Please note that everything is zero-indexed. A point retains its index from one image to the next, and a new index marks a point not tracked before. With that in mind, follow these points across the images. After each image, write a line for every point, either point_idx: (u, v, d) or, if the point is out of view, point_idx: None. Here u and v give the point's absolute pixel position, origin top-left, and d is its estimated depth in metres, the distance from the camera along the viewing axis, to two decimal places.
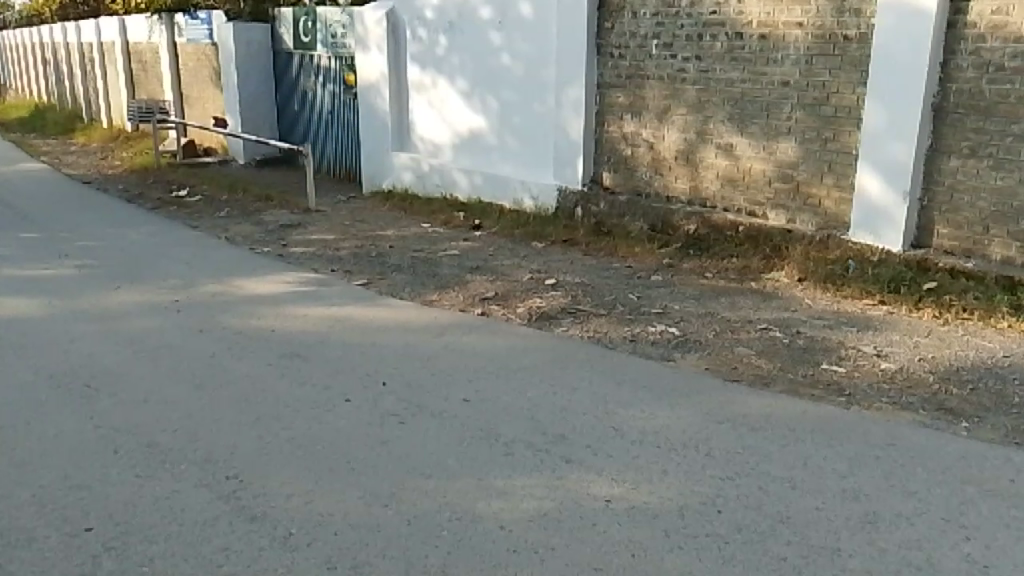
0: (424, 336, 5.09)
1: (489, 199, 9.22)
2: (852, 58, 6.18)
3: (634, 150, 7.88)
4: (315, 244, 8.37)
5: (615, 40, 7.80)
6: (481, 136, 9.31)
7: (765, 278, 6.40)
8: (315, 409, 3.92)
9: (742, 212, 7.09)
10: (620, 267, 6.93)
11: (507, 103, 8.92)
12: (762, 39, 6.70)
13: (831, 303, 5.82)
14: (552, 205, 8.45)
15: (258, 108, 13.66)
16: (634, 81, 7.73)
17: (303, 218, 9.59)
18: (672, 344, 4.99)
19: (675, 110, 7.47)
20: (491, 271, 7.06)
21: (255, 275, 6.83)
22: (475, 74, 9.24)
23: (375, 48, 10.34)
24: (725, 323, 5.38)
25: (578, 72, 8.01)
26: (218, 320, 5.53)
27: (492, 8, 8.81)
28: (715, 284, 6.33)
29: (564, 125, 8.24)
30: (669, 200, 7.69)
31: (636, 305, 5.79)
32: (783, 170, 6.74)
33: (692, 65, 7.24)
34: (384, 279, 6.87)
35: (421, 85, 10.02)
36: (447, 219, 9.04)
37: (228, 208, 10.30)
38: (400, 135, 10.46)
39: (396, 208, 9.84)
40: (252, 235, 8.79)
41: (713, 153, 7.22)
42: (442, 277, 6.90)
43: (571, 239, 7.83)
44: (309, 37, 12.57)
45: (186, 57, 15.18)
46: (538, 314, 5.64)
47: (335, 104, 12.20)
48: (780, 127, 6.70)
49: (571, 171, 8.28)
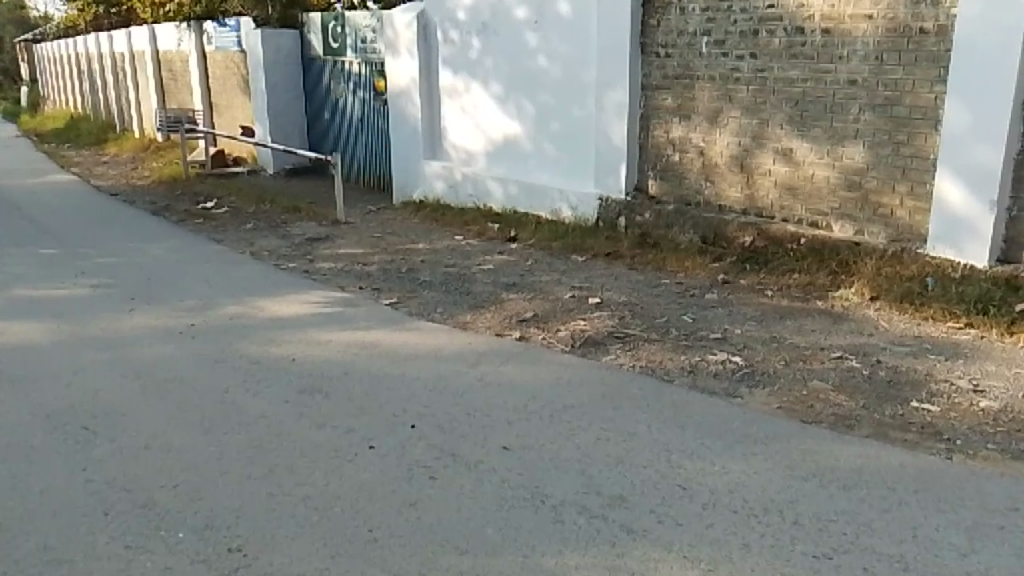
0: (458, 366, 4.60)
1: (526, 209, 8.73)
2: (929, 53, 5.57)
3: (683, 156, 7.33)
4: (343, 258, 7.94)
5: (661, 38, 7.26)
6: (517, 143, 8.83)
7: (833, 297, 5.83)
8: (334, 458, 3.45)
9: (802, 223, 6.50)
10: (670, 284, 6.40)
11: (544, 108, 8.43)
12: (826, 33, 6.12)
13: (911, 326, 5.23)
14: (593, 215, 7.93)
15: (287, 116, 13.33)
16: (682, 83, 7.19)
17: (331, 230, 9.19)
18: (736, 377, 4.45)
19: (727, 113, 6.90)
20: (529, 287, 6.55)
21: (278, 294, 6.40)
22: (510, 77, 8.76)
23: (406, 52, 9.92)
24: (794, 351, 4.81)
25: (620, 73, 7.48)
26: (236, 346, 5.10)
27: (528, 8, 8.33)
28: (777, 303, 5.78)
29: (605, 130, 7.72)
30: (721, 209, 7.11)
31: (692, 329, 5.25)
32: (850, 177, 6.15)
33: (746, 63, 6.67)
34: (414, 298, 6.40)
35: (453, 90, 9.56)
36: (482, 231, 8.56)
37: (254, 220, 9.94)
38: (432, 142, 10.01)
39: (429, 219, 9.39)
40: (278, 250, 8.39)
41: (770, 159, 6.64)
42: (476, 295, 6.42)
43: (614, 252, 7.30)
44: (338, 43, 12.20)
45: (215, 65, 14.93)
46: (582, 339, 5.12)
47: (365, 111, 11.81)
48: (845, 130, 6.10)
49: (613, 179, 7.75)
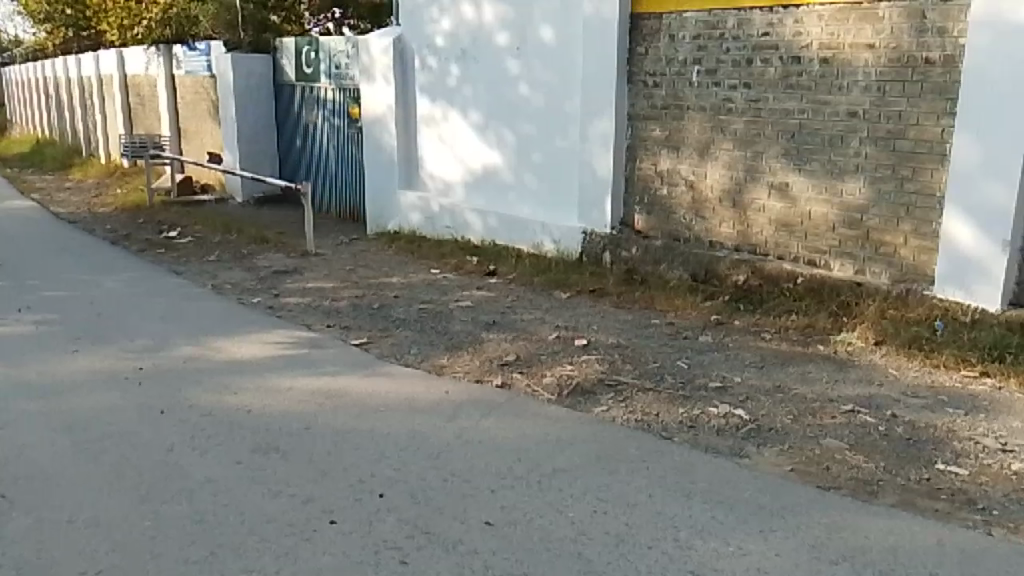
0: (434, 420, 4.14)
1: (506, 242, 8.33)
2: (935, 84, 5.27)
3: (671, 189, 6.98)
4: (311, 293, 7.47)
5: (650, 67, 6.94)
6: (497, 174, 8.45)
7: (834, 341, 5.46)
8: (289, 537, 2.98)
9: (799, 261, 6.16)
10: (660, 325, 6.00)
11: (526, 137, 8.07)
12: (824, 63, 5.81)
13: (922, 374, 4.86)
14: (577, 250, 7.55)
15: (258, 142, 12.88)
16: (672, 113, 6.86)
17: (300, 263, 8.72)
18: (741, 433, 4.04)
19: (719, 145, 6.57)
20: (509, 327, 6.12)
21: (238, 333, 5.91)
22: (490, 105, 8.41)
23: (381, 78, 9.54)
24: (801, 404, 4.42)
25: (606, 102, 7.15)
26: (187, 394, 4.61)
27: (510, 33, 8.00)
28: (777, 348, 5.40)
29: (590, 161, 7.36)
30: (712, 245, 6.75)
31: (688, 376, 4.85)
32: (850, 213, 5.82)
33: (740, 93, 6.35)
34: (387, 339, 5.95)
35: (430, 118, 9.18)
36: (459, 265, 8.13)
37: (219, 250, 9.45)
38: (408, 172, 9.61)
39: (403, 252, 8.96)
40: (242, 284, 7.90)
41: (765, 193, 6.30)
42: (453, 335, 5.97)
43: (599, 289, 6.91)
44: (312, 68, 11.81)
45: (185, 89, 14.46)
46: (570, 387, 4.68)
47: (339, 138, 11.40)
48: (846, 164, 5.79)
49: (598, 213, 7.38)
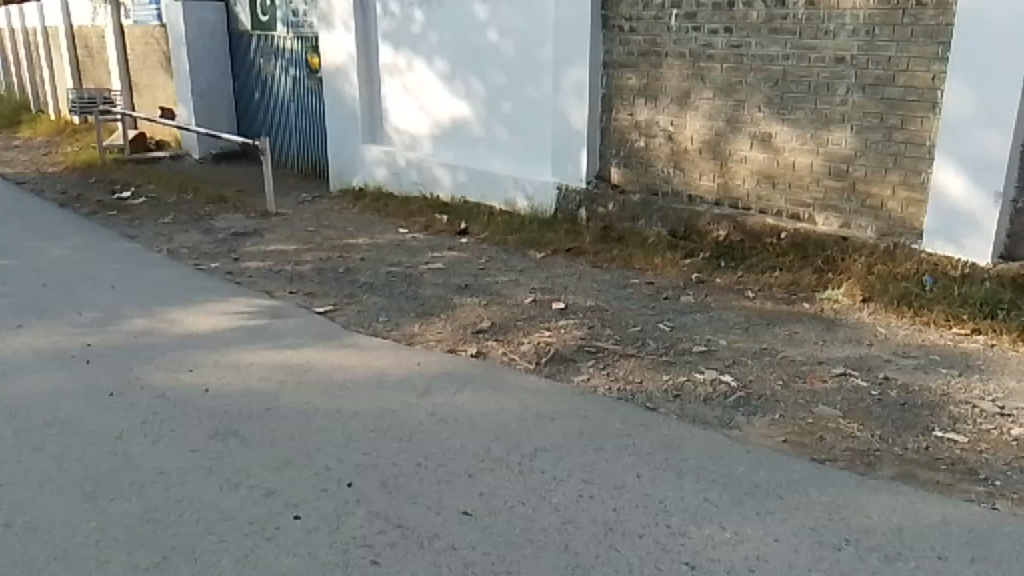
0: (405, 396, 3.88)
1: (477, 199, 8.01)
2: (927, 27, 5.00)
3: (649, 141, 6.68)
4: (273, 256, 7.12)
5: (625, 11, 6.59)
6: (466, 126, 8.08)
7: (820, 299, 5.27)
8: (248, 537, 2.73)
9: (782, 215, 5.93)
10: (640, 285, 5.76)
11: (495, 88, 7.69)
12: (810, 6, 5.51)
13: (912, 333, 4.69)
14: (551, 206, 7.26)
15: (214, 96, 12.30)
16: (649, 60, 6.53)
17: (261, 224, 8.33)
18: (730, 402, 3.83)
19: (699, 94, 6.27)
20: (482, 290, 5.85)
21: (194, 303, 5.58)
22: (457, 54, 7.99)
23: (341, 25, 9.05)
24: (790, 367, 4.22)
25: (580, 49, 6.79)
26: (138, 373, 4.30)
27: None
28: (762, 307, 5.19)
29: (563, 112, 7.02)
30: (692, 200, 6.49)
31: (672, 340, 4.62)
32: (835, 164, 5.58)
33: (720, 38, 6.04)
34: (354, 306, 5.65)
35: (395, 68, 8.74)
36: (428, 224, 7.80)
37: (175, 212, 9.01)
38: (372, 125, 9.19)
39: (370, 210, 8.59)
40: (200, 247, 7.51)
41: (747, 144, 6.04)
42: (424, 300, 5.69)
43: (575, 247, 6.65)
44: (268, 16, 11.22)
45: (135, 41, 13.73)
46: (549, 355, 4.44)
47: (299, 91, 10.89)
48: (832, 113, 5.53)
49: (573, 167, 7.07)
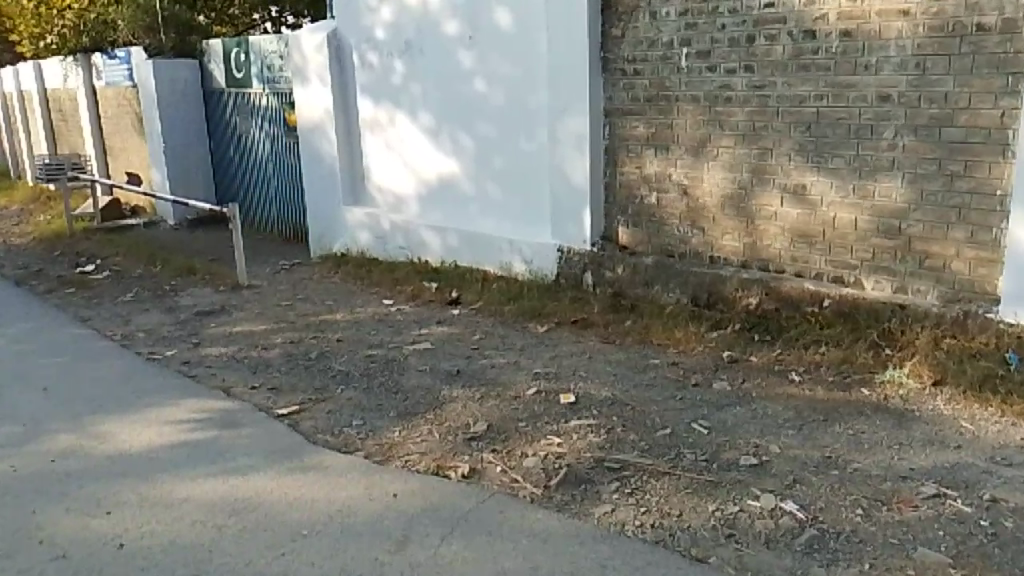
0: (375, 551, 3.00)
1: (470, 264, 7.18)
2: (991, 56, 4.21)
3: (661, 197, 5.87)
4: (239, 339, 6.26)
5: (628, 52, 5.84)
6: (454, 184, 7.30)
7: (881, 382, 4.41)
8: None
9: (823, 279, 5.08)
10: (662, 366, 4.89)
11: (485, 141, 6.92)
12: (846, 37, 4.73)
13: (1005, 429, 3.81)
14: (552, 271, 6.44)
15: (188, 158, 11.58)
16: (658, 105, 5.76)
17: (230, 299, 7.49)
18: (800, 544, 2.95)
19: (717, 141, 5.47)
20: (477, 377, 4.96)
21: (134, 409, 4.71)
22: (442, 105, 7.24)
23: (316, 79, 8.33)
24: (866, 487, 3.34)
25: (578, 96, 6.02)
26: (42, 517, 3.43)
27: (460, 21, 6.86)
28: (812, 395, 4.32)
29: (562, 166, 6.22)
30: (714, 261, 5.64)
31: (710, 448, 3.74)
32: (885, 219, 4.76)
33: (740, 79, 5.26)
34: (325, 405, 4.77)
35: (375, 123, 7.99)
36: (415, 294, 6.96)
37: (139, 287, 8.18)
38: (354, 185, 8.41)
39: (351, 279, 7.76)
40: (158, 331, 6.66)
41: (777, 199, 5.22)
42: (407, 394, 4.80)
43: (583, 320, 5.80)
44: (243, 72, 10.54)
45: (107, 102, 13.05)
46: (560, 475, 3.55)
47: (277, 150, 10.16)
48: (878, 160, 4.72)
49: (575, 228, 6.25)
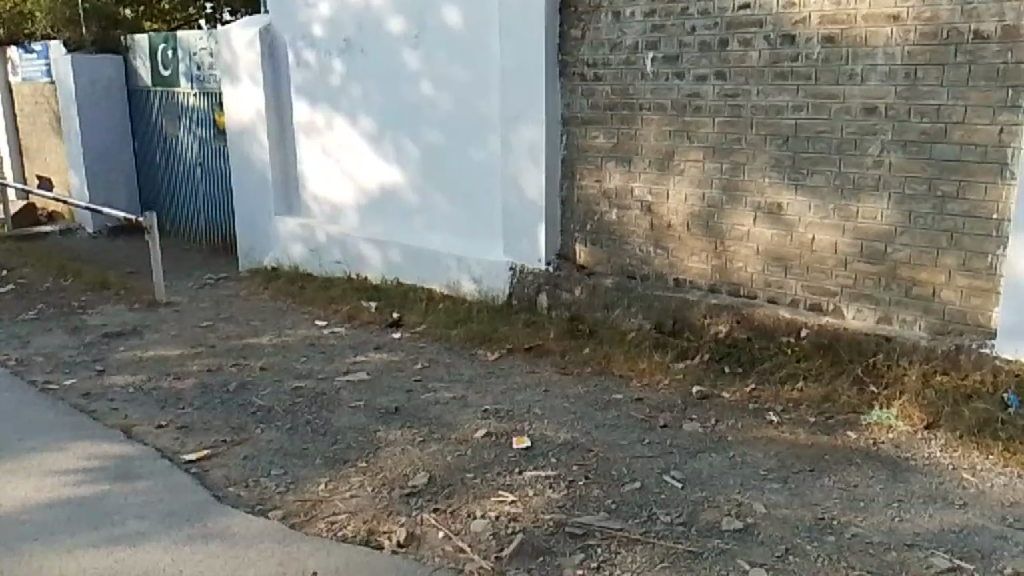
0: None
1: (413, 281, 6.60)
2: (990, 66, 3.83)
3: (622, 213, 5.38)
4: (150, 366, 5.55)
5: (588, 55, 5.36)
6: (397, 195, 6.73)
7: (867, 423, 3.97)
8: None
9: (798, 306, 4.64)
10: (626, 403, 4.37)
11: (431, 149, 6.36)
12: (828, 43, 4.32)
13: (1012, 482, 3.40)
14: (504, 291, 5.91)
15: (109, 161, 10.72)
16: (620, 114, 5.28)
17: (146, 318, 6.75)
18: None
19: (684, 154, 5.00)
20: (417, 416, 4.38)
21: (13, 457, 4.02)
22: (384, 109, 6.66)
23: (247, 78, 7.67)
24: (870, 558, 2.87)
25: (534, 102, 5.51)
26: None
27: (405, 18, 6.30)
28: (794, 440, 3.85)
29: (515, 178, 5.70)
30: (679, 284, 5.16)
31: (685, 507, 3.24)
32: (868, 242, 4.35)
33: (710, 86, 4.81)
34: (241, 449, 4.13)
35: (311, 126, 7.35)
36: (352, 315, 6.33)
37: (43, 303, 7.37)
38: (288, 193, 7.75)
39: (282, 296, 7.10)
40: (58, 355, 5.91)
41: (750, 218, 4.77)
42: (338, 436, 4.19)
43: (537, 347, 5.27)
44: (170, 70, 9.78)
45: (21, 100, 12.07)
46: (514, 544, 3.01)
47: (206, 155, 9.43)
48: (862, 178, 4.31)
49: (529, 245, 5.73)
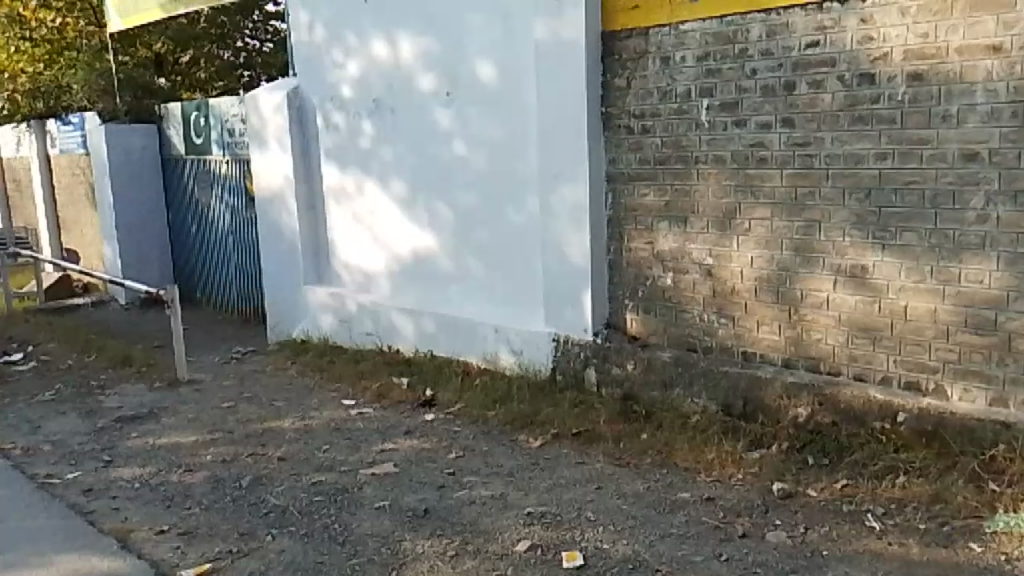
0: None
1: (448, 354, 6.07)
2: None
3: (678, 278, 4.80)
4: (161, 456, 5.05)
5: (635, 106, 4.86)
6: (430, 261, 6.25)
7: (993, 533, 3.31)
8: None
9: (891, 385, 3.98)
10: (693, 505, 3.74)
11: (465, 212, 5.88)
12: (915, 81, 3.75)
13: None
14: (547, 366, 5.33)
15: (142, 231, 10.50)
16: (672, 169, 4.74)
17: (165, 399, 6.30)
18: None
19: (748, 212, 4.43)
20: (450, 520, 3.78)
21: None
22: (415, 171, 6.24)
23: (275, 142, 7.34)
24: None
25: (575, 159, 5.01)
26: None
27: (436, 74, 5.91)
28: (905, 558, 3.20)
29: (557, 242, 5.18)
30: (748, 358, 4.52)
31: None
32: (975, 308, 3.69)
33: (776, 135, 4.25)
34: (247, 563, 3.57)
35: (340, 191, 6.96)
36: (382, 393, 5.79)
37: (62, 383, 6.98)
38: (318, 261, 7.33)
39: (310, 372, 6.61)
40: (67, 443, 5.45)
41: (829, 283, 4.15)
42: (357, 547, 3.61)
43: (587, 432, 4.66)
44: (202, 138, 9.57)
45: (59, 172, 11.99)
46: None
47: (237, 223, 9.13)
48: (964, 235, 3.68)
49: (574, 314, 5.17)
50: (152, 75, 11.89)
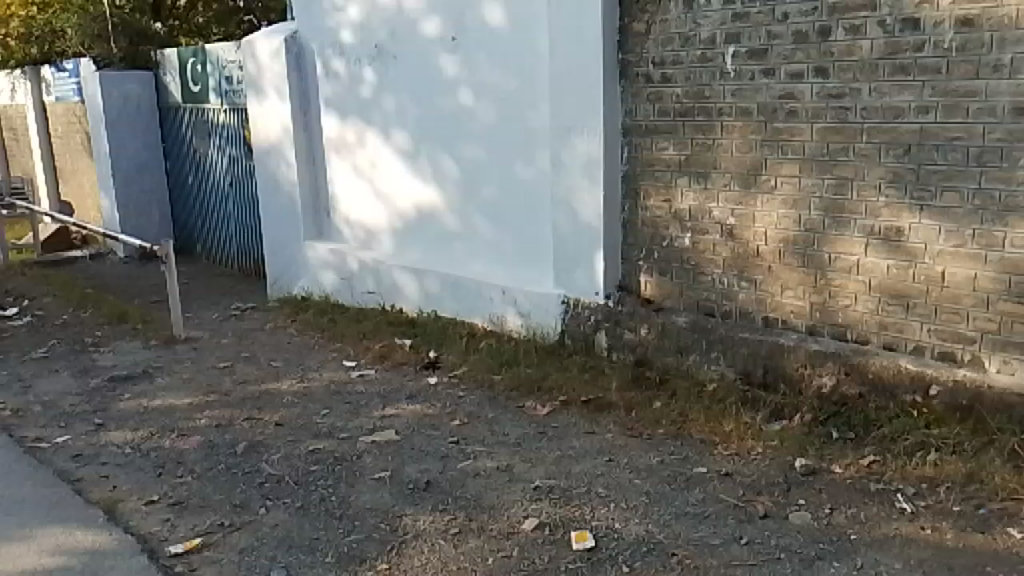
0: None
1: (452, 315, 5.83)
2: None
3: (697, 238, 4.52)
4: (154, 419, 4.86)
5: (655, 53, 4.53)
6: (434, 217, 5.98)
7: None
8: None
9: (923, 355, 3.74)
10: (711, 482, 3.53)
11: (471, 165, 5.59)
12: (964, 27, 3.42)
13: None
14: (556, 329, 5.10)
15: (140, 182, 10.22)
16: (693, 121, 4.43)
17: (161, 358, 6.10)
18: None
19: (775, 169, 4.13)
20: (453, 495, 3.58)
21: None
22: (419, 122, 5.92)
23: (273, 91, 7.01)
24: None
25: (589, 111, 4.70)
26: None
27: (442, 19, 5.56)
28: (938, 544, 2.99)
29: (569, 200, 4.90)
30: (769, 324, 4.27)
31: None
32: (1021, 276, 3.42)
33: (808, 85, 3.94)
34: (239, 539, 3.39)
35: (340, 143, 6.65)
36: (384, 354, 5.57)
37: (56, 339, 6.78)
38: (318, 215, 7.06)
39: (310, 331, 6.40)
40: (58, 403, 5.27)
41: (860, 246, 3.88)
42: (355, 523, 3.41)
43: (598, 400, 4.44)
44: (199, 86, 9.23)
45: (55, 120, 11.66)
46: None
47: (237, 175, 8.84)
48: (1011, 197, 3.40)
49: (585, 276, 4.91)
50: (149, 20, 11.46)
